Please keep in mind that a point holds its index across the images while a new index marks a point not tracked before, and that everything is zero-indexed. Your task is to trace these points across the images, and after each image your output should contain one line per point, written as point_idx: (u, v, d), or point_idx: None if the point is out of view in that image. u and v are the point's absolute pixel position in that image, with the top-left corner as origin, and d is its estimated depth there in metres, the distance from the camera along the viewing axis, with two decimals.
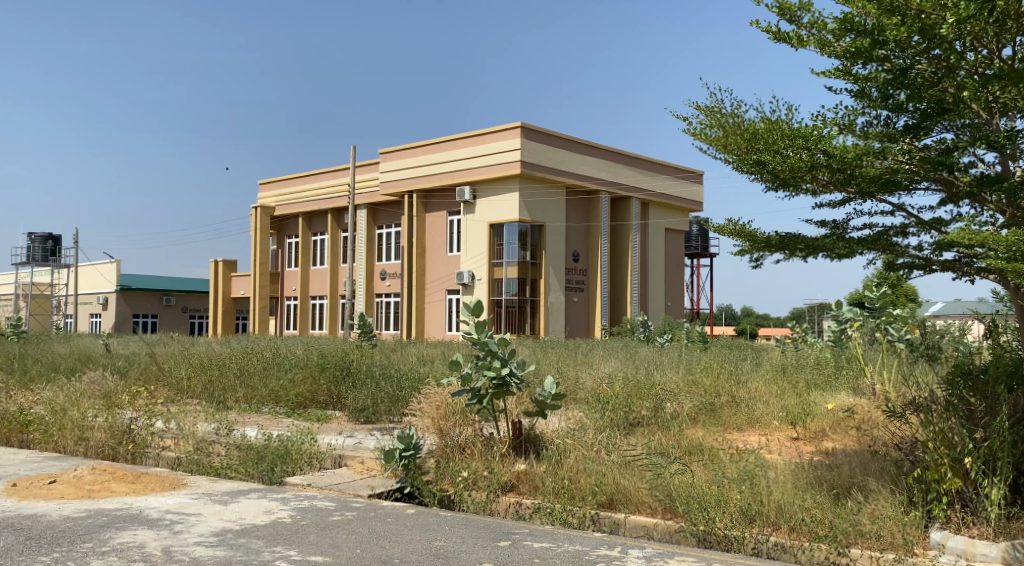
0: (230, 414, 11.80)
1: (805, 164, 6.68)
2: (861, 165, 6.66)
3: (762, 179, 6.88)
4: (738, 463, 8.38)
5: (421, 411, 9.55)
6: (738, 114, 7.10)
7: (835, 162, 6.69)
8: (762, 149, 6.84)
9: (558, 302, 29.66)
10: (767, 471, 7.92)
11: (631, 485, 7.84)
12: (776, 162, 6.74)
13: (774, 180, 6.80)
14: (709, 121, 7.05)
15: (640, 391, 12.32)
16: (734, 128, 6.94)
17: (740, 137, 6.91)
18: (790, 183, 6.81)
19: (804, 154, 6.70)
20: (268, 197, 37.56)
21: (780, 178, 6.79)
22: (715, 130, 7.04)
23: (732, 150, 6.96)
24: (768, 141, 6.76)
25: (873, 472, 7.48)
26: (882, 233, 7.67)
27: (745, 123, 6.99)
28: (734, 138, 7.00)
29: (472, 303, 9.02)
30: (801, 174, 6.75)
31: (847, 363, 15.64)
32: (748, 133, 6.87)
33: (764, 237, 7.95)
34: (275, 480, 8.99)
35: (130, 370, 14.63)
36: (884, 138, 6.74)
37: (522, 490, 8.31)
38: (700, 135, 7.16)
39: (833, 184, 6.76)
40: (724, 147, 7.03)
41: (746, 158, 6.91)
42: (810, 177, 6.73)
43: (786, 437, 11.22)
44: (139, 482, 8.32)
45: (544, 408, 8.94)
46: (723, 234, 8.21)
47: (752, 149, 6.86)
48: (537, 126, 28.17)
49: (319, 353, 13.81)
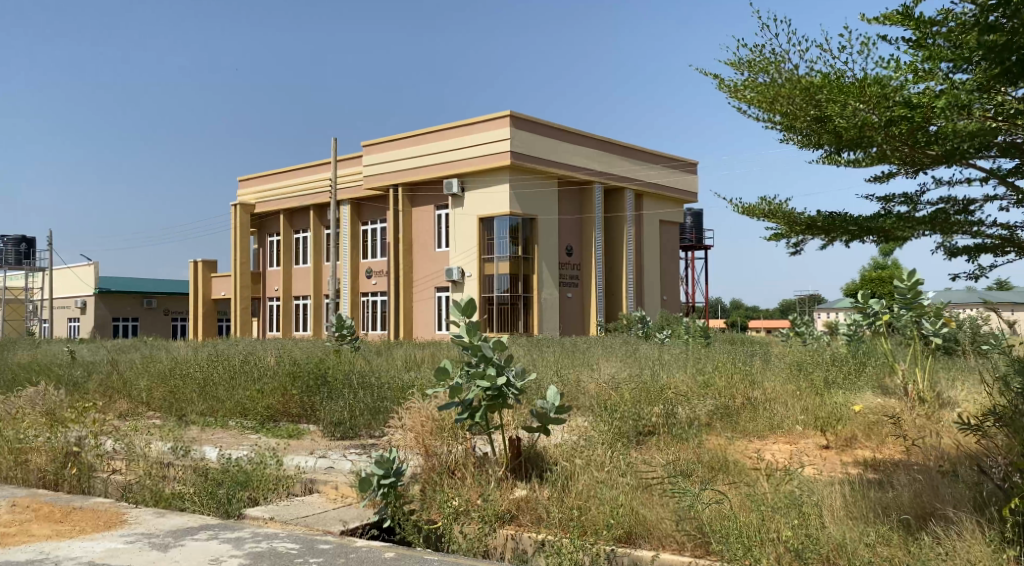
0: (190, 432, 10.52)
1: (878, 121, 5.76)
2: (951, 123, 5.49)
3: (823, 140, 5.98)
4: (777, 485, 7.14)
5: (402, 428, 8.26)
6: (788, 64, 6.21)
7: (917, 117, 5.73)
8: (822, 102, 5.95)
9: (552, 299, 28.40)
10: (813, 494, 6.66)
11: (654, 516, 6.61)
12: (842, 116, 5.83)
13: (835, 143, 5.91)
14: (755, 71, 6.16)
15: (650, 394, 11.05)
16: (787, 79, 6.04)
17: (793, 90, 6.03)
18: (859, 145, 5.84)
19: (876, 111, 5.75)
20: (248, 194, 36.16)
21: (843, 139, 5.87)
22: (763, 80, 6.15)
23: (782, 103, 6.08)
24: (831, 92, 5.87)
25: (947, 497, 6.24)
26: (942, 212, 6.42)
27: (800, 75, 6.08)
28: (783, 91, 6.10)
29: (462, 300, 7.76)
30: (871, 136, 5.79)
31: (869, 359, 14.39)
32: (805, 84, 5.96)
33: (802, 218, 6.71)
34: (233, 513, 7.70)
35: (86, 380, 13.33)
36: (977, 88, 5.60)
37: (523, 522, 7.02)
38: (739, 92, 6.29)
39: (915, 147, 5.79)
40: (772, 103, 6.14)
41: (802, 114, 6.03)
42: (884, 136, 5.76)
43: (813, 446, 9.97)
44: (67, 521, 7.08)
45: (546, 423, 7.67)
46: (749, 215, 6.99)
47: (811, 99, 5.96)
48: (527, 114, 26.88)
49: (292, 359, 12.45)
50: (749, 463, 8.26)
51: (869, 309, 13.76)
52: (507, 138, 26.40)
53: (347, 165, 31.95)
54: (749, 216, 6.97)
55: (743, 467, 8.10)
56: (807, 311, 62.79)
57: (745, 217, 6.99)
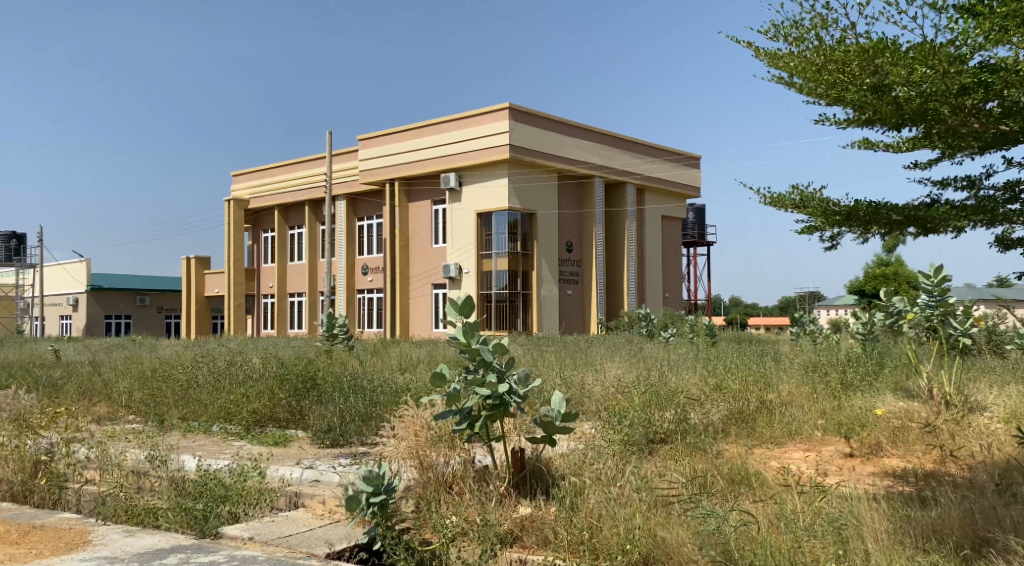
0: (169, 439, 9.84)
1: (947, 92, 5.70)
2: None
3: (882, 113, 5.88)
4: (808, 505, 6.48)
5: (394, 439, 7.55)
6: (835, 24, 6.01)
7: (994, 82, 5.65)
8: (880, 68, 5.79)
9: (552, 295, 27.74)
10: (853, 515, 6.03)
11: (674, 538, 5.95)
12: (906, 83, 5.74)
13: (897, 115, 5.85)
14: (804, 36, 5.95)
15: (660, 398, 10.42)
16: (838, 47, 5.86)
17: (847, 55, 5.84)
18: (922, 118, 5.85)
19: (944, 76, 5.64)
20: (241, 190, 35.44)
21: (904, 110, 5.83)
22: (811, 45, 5.97)
23: (835, 68, 5.92)
24: (891, 56, 5.74)
25: (1007, 526, 5.65)
26: (990, 206, 5.78)
27: (848, 39, 5.89)
28: (833, 57, 5.92)
29: (460, 298, 7.10)
30: (936, 106, 5.77)
31: (887, 362, 13.76)
32: (860, 49, 5.78)
33: (840, 207, 6.08)
34: (208, 532, 6.90)
35: (65, 382, 12.62)
36: None
37: (528, 544, 6.40)
38: (784, 58, 6.15)
39: (991, 116, 5.77)
40: (820, 73, 5.99)
41: (861, 79, 5.85)
42: (952, 110, 5.75)
43: (837, 454, 9.36)
44: (25, 547, 6.44)
45: (551, 432, 7.01)
46: (776, 206, 6.36)
47: (869, 63, 5.78)
48: (525, 106, 26.18)
49: (279, 361, 11.69)
50: (772, 476, 7.63)
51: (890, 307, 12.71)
52: (506, 131, 25.71)
53: (342, 160, 31.24)
54: (775, 207, 6.33)
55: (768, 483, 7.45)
56: (808, 309, 62.26)
57: (772, 208, 6.34)
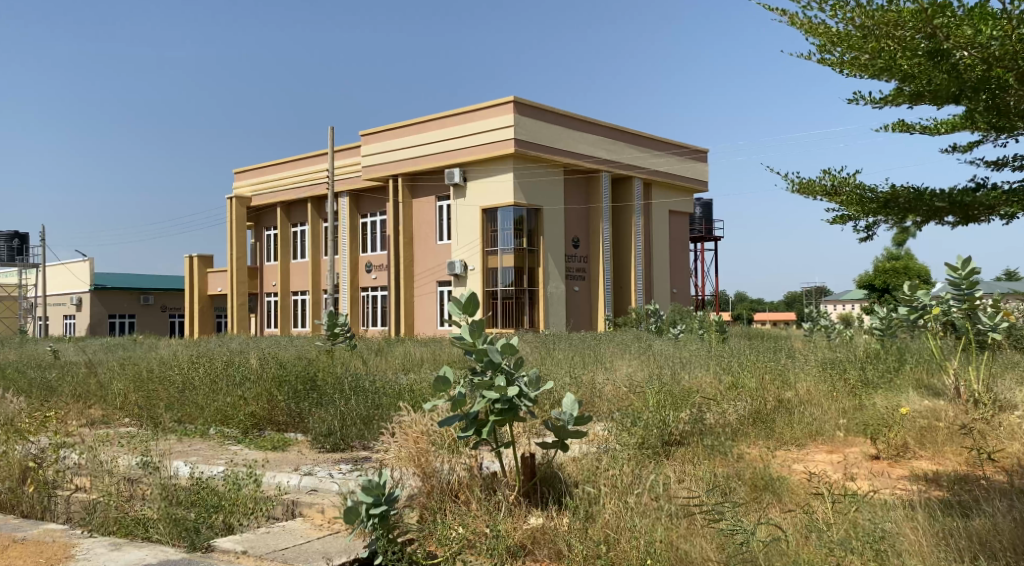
0: (164, 442, 9.41)
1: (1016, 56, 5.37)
2: None
3: (940, 82, 5.56)
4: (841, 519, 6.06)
5: (395, 444, 7.12)
6: None
7: None
8: (936, 30, 5.49)
9: (558, 292, 27.33)
10: (894, 532, 5.62)
11: (698, 553, 5.58)
12: (969, 47, 5.44)
13: (955, 84, 5.53)
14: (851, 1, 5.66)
15: (676, 398, 10.01)
16: (887, 10, 5.55)
17: (897, 19, 5.53)
18: (983, 86, 5.52)
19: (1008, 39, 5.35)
20: (244, 187, 35.03)
21: (962, 82, 5.53)
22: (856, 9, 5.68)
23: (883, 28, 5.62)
24: (947, 19, 5.44)
25: None
26: None
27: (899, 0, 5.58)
28: (880, 20, 5.61)
29: (463, 295, 6.71)
30: (999, 74, 5.46)
31: (907, 359, 13.33)
32: (914, 9, 5.46)
33: (878, 196, 5.69)
34: (199, 545, 6.50)
35: (60, 384, 12.21)
36: None
37: (540, 558, 5.98)
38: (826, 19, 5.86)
39: None
40: (867, 38, 5.73)
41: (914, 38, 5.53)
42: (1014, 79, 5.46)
43: (863, 457, 8.96)
44: None
45: (563, 438, 6.60)
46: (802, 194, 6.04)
47: (924, 25, 5.47)
48: (531, 100, 25.75)
49: (277, 361, 11.24)
50: (798, 486, 7.22)
51: (914, 302, 11.99)
52: (512, 125, 25.28)
53: (345, 156, 30.82)
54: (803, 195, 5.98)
55: (795, 496, 7.05)
56: (817, 304, 61.70)
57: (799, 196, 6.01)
